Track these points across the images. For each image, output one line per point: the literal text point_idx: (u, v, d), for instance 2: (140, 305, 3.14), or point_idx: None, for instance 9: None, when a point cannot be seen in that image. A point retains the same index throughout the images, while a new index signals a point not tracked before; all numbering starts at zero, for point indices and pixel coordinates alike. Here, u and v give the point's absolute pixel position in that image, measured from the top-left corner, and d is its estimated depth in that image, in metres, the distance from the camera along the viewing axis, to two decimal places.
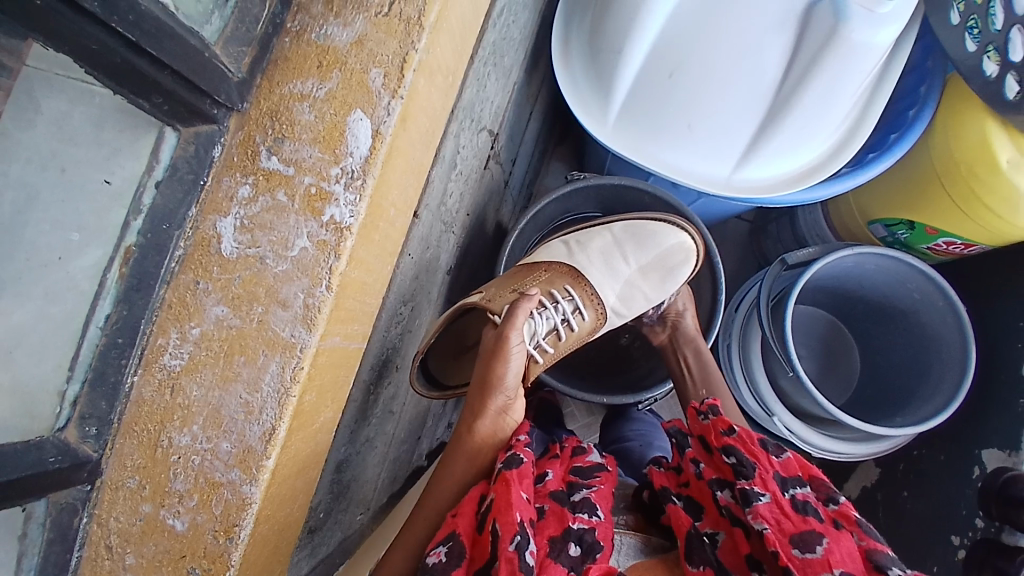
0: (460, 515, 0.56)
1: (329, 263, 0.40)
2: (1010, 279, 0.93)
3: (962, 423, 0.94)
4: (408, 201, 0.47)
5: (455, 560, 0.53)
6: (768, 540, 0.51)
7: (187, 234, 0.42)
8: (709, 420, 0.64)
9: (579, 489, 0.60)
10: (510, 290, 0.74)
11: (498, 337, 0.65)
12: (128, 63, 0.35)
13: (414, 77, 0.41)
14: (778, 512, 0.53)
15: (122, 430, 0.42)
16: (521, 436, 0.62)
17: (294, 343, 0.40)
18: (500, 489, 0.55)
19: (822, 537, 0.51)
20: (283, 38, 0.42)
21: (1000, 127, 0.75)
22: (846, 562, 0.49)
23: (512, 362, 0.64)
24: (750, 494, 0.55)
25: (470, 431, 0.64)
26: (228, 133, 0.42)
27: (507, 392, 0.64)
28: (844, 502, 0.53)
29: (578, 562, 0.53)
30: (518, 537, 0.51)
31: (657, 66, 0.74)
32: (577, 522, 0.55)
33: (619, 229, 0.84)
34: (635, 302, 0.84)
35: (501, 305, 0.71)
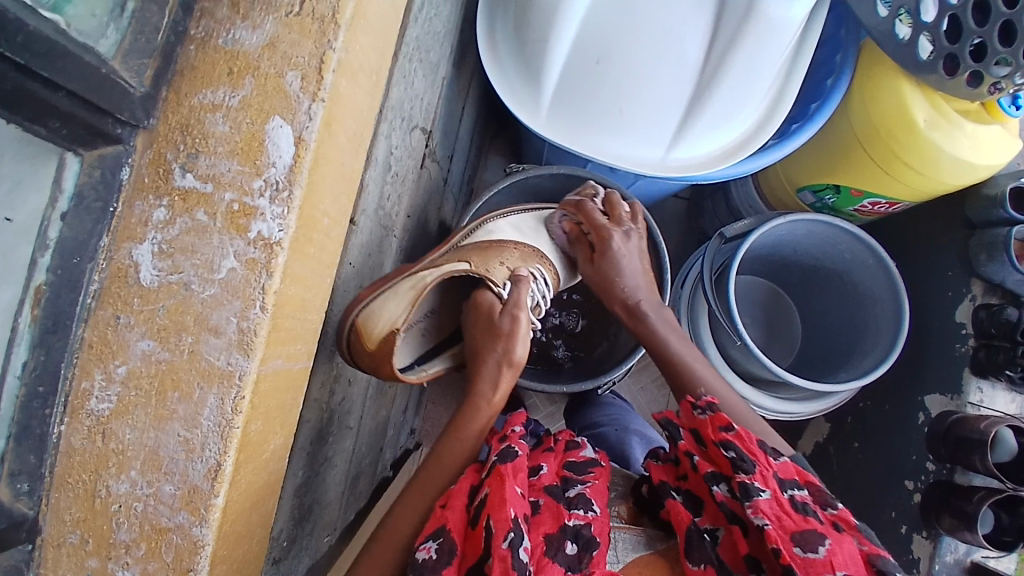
0: (450, 508, 0.55)
1: (262, 283, 0.37)
2: (936, 232, 0.97)
3: (904, 373, 0.98)
4: (343, 210, 0.45)
5: (446, 557, 0.52)
6: (769, 537, 0.51)
7: (101, 266, 0.38)
8: (705, 414, 0.62)
9: (574, 484, 0.60)
10: (497, 259, 0.73)
11: (513, 319, 0.67)
12: (23, 90, 0.31)
13: (335, 78, 0.39)
14: (778, 509, 0.53)
15: (56, 484, 0.38)
16: (515, 427, 0.62)
17: (232, 371, 0.37)
18: (495, 483, 0.54)
19: (824, 538, 0.51)
20: (188, 46, 0.39)
21: (914, 88, 0.78)
22: (848, 565, 0.50)
23: (522, 345, 0.67)
24: (751, 489, 0.54)
25: (490, 403, 0.65)
26: (136, 153, 0.39)
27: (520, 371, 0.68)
28: (842, 508, 0.54)
29: (575, 560, 0.53)
30: (511, 534, 0.50)
31: (584, 52, 0.73)
32: (573, 519, 0.55)
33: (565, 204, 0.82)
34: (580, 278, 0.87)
35: (498, 274, 0.71)
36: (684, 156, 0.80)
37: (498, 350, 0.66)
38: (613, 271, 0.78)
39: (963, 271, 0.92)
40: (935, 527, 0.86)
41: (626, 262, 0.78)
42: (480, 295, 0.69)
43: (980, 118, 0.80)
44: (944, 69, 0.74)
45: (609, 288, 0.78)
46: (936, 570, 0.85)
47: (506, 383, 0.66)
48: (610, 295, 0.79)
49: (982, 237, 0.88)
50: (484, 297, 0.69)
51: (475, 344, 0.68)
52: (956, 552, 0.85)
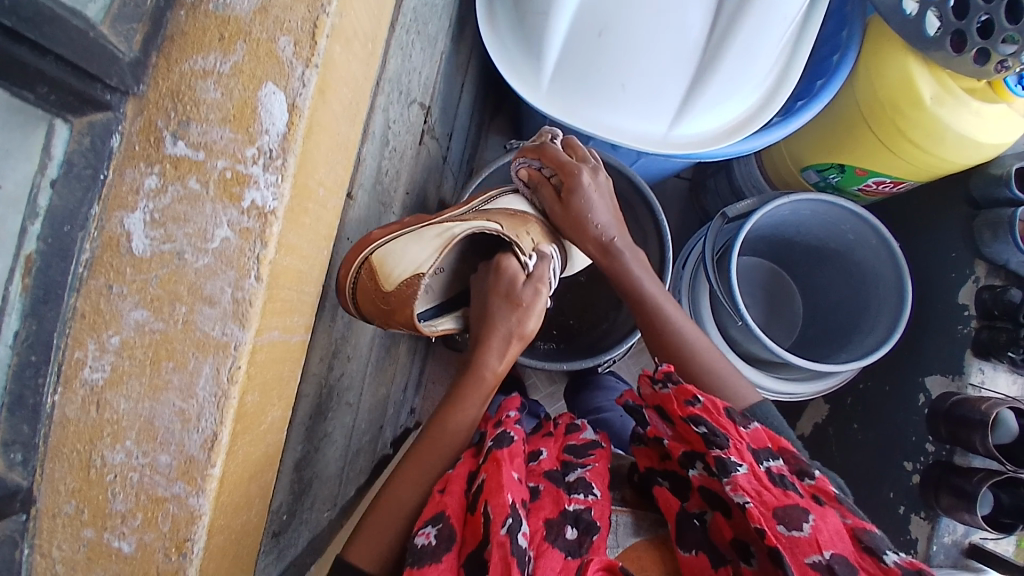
0: (449, 495, 0.56)
1: (256, 252, 0.37)
2: (940, 212, 0.96)
3: (904, 353, 0.98)
4: (337, 181, 0.44)
5: (445, 544, 0.53)
6: (752, 516, 0.50)
7: (92, 235, 0.38)
8: (668, 388, 0.61)
9: (573, 468, 0.62)
10: (523, 230, 0.73)
11: (535, 292, 0.69)
12: (8, 54, 0.30)
13: (328, 44, 0.38)
14: (757, 484, 0.53)
15: (51, 454, 0.38)
16: (511, 412, 0.63)
17: (227, 342, 0.37)
18: (491, 469, 0.55)
19: (807, 513, 0.51)
20: (178, 11, 0.38)
21: (921, 65, 0.77)
22: (834, 541, 0.49)
23: (534, 320, 0.69)
24: (728, 465, 0.54)
25: (497, 373, 0.67)
26: (127, 121, 0.38)
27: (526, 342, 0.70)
28: (818, 477, 0.55)
29: (575, 545, 0.53)
30: (509, 520, 0.50)
31: (586, 25, 0.72)
32: (572, 503, 0.56)
33: None
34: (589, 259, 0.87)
35: (525, 244, 0.72)
36: (688, 134, 0.79)
37: (512, 320, 0.67)
38: (585, 209, 0.77)
39: (966, 252, 0.92)
40: (933, 508, 0.87)
41: (595, 202, 0.77)
42: (505, 261, 0.68)
43: (985, 96, 0.78)
44: (951, 45, 0.72)
45: (583, 228, 0.78)
46: (933, 550, 0.86)
47: (510, 356, 0.68)
48: (585, 234, 0.78)
49: (986, 216, 0.88)
50: (506, 265, 0.68)
51: (487, 306, 0.69)
52: (954, 534, 0.86)
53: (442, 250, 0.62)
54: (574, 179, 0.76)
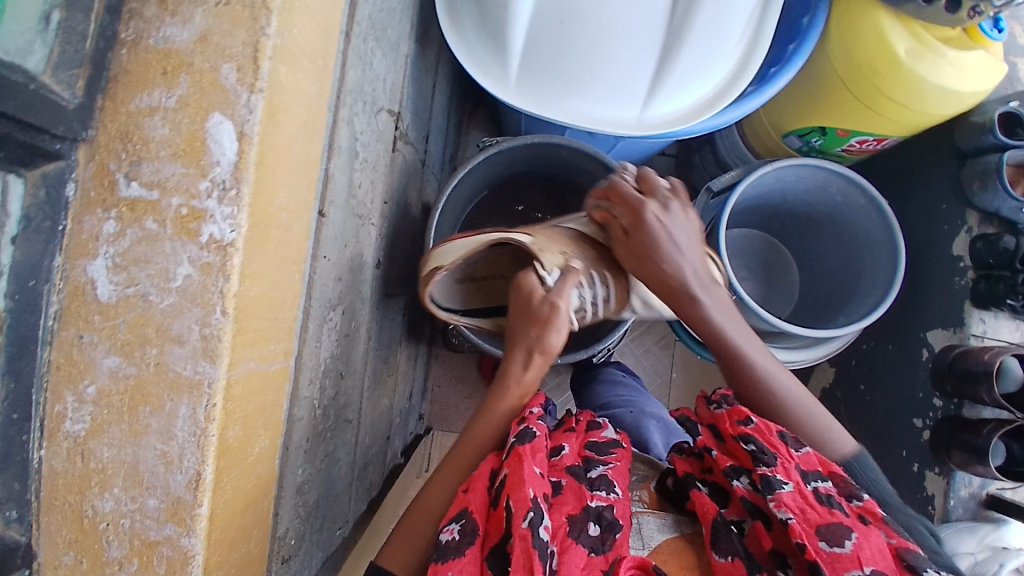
0: (472, 491, 0.54)
1: (220, 286, 0.36)
2: (927, 165, 0.95)
3: (904, 310, 0.97)
4: (301, 203, 0.44)
5: (468, 538, 0.51)
6: (793, 531, 0.48)
7: (58, 286, 0.37)
8: (723, 407, 0.59)
9: (595, 464, 0.59)
10: (558, 248, 0.68)
11: (551, 308, 0.63)
12: None
13: (272, 66, 0.37)
14: (802, 502, 0.49)
15: (44, 508, 0.38)
16: (535, 409, 0.61)
17: (200, 380, 0.36)
18: (513, 464, 0.53)
19: (851, 531, 0.47)
20: (119, 50, 0.37)
21: (894, 19, 0.76)
22: (877, 558, 0.46)
23: (559, 333, 0.64)
24: (773, 482, 0.50)
25: (518, 380, 0.64)
26: (79, 167, 0.37)
27: (554, 357, 0.65)
28: (867, 498, 0.50)
29: (598, 542, 0.52)
30: (531, 513, 0.49)
31: (546, 14, 0.71)
32: (595, 500, 0.54)
33: None
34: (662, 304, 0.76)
35: (548, 260, 0.66)
36: (664, 113, 0.77)
37: (530, 334, 0.63)
38: (652, 243, 0.65)
39: (957, 203, 0.90)
40: (946, 462, 0.85)
41: (665, 237, 0.65)
42: (522, 278, 0.64)
43: (962, 44, 0.77)
44: None
45: (649, 263, 0.66)
46: (951, 505, 0.84)
47: (541, 364, 0.64)
48: (650, 284, 0.67)
49: (973, 166, 0.86)
50: (523, 285, 0.64)
51: (512, 324, 0.65)
52: (971, 486, 0.84)
53: (466, 252, 0.67)
54: (640, 212, 0.66)
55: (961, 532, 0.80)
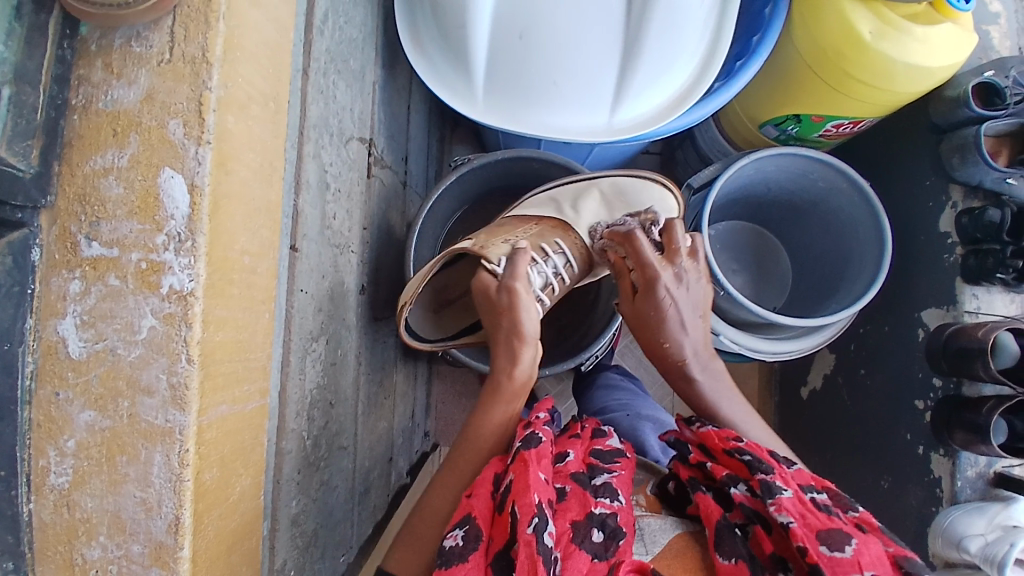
0: (476, 496, 0.53)
1: (183, 335, 0.38)
2: (908, 143, 0.94)
3: (896, 289, 0.96)
4: (264, 245, 0.45)
5: (472, 543, 0.50)
6: (795, 534, 0.48)
7: (31, 346, 0.39)
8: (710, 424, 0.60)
9: (600, 472, 0.57)
10: (500, 240, 0.70)
11: (509, 293, 0.62)
12: None
13: (217, 117, 0.39)
14: (802, 507, 0.50)
15: (37, 559, 0.39)
16: (540, 415, 0.60)
17: (171, 428, 0.38)
18: (518, 469, 0.52)
19: (850, 537, 0.47)
20: (71, 116, 0.39)
21: (855, 2, 0.76)
22: (876, 565, 0.46)
23: (527, 309, 0.62)
24: (773, 487, 0.51)
25: (510, 375, 0.62)
26: (43, 233, 0.39)
27: (537, 340, 0.64)
28: (863, 510, 0.51)
29: (601, 549, 0.51)
30: (535, 519, 0.48)
31: (506, 28, 0.72)
32: (599, 507, 0.53)
33: (607, 187, 0.79)
34: None
35: (495, 253, 0.67)
36: (632, 117, 0.78)
37: (503, 325, 0.62)
38: (655, 314, 0.65)
39: (940, 179, 0.89)
40: (949, 444, 0.84)
41: (672, 312, 0.65)
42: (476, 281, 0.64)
43: (929, 19, 0.75)
44: None
45: (650, 334, 0.67)
46: (959, 487, 0.83)
47: (530, 343, 0.63)
48: (646, 344, 0.68)
49: (952, 140, 0.85)
50: (484, 281, 0.64)
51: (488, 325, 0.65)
52: (977, 466, 0.83)
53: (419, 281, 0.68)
54: (652, 281, 0.64)
55: (971, 514, 0.79)
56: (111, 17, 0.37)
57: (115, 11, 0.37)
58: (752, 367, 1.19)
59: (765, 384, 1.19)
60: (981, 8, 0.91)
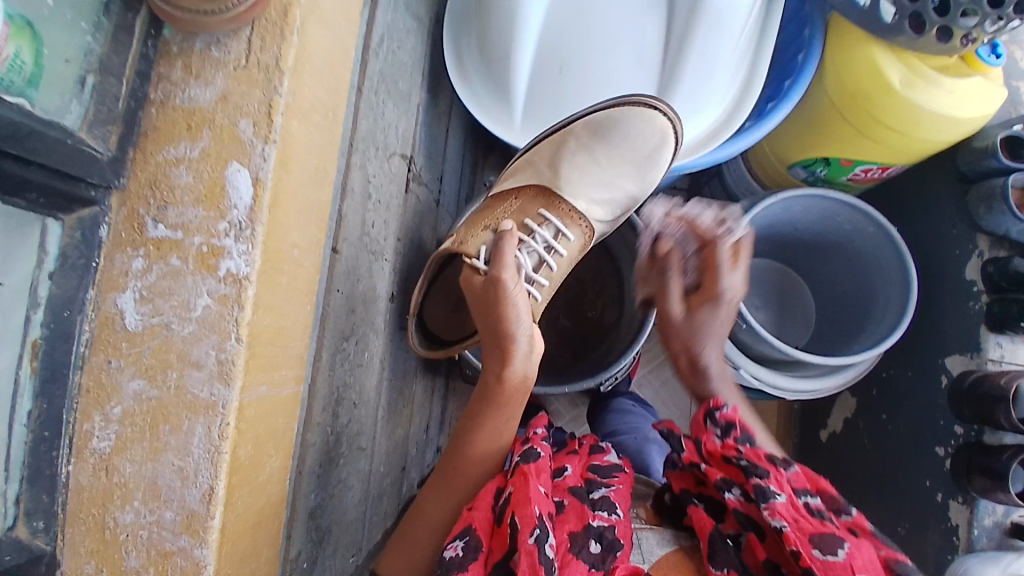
0: (476, 508, 0.54)
1: (235, 315, 0.40)
2: (937, 193, 0.95)
3: (920, 337, 0.96)
4: (312, 242, 0.48)
5: (472, 553, 0.51)
6: (788, 539, 0.48)
7: (91, 316, 0.42)
8: (725, 433, 0.57)
9: (597, 486, 0.57)
10: (480, 229, 0.67)
11: (495, 286, 0.57)
12: None
13: (284, 120, 0.42)
14: (795, 512, 0.50)
15: (69, 521, 0.42)
16: (538, 430, 0.61)
17: (215, 402, 0.40)
18: (519, 483, 0.53)
19: (843, 541, 0.48)
20: (149, 109, 0.43)
21: (886, 51, 0.77)
22: (869, 569, 0.46)
23: (518, 299, 0.58)
24: (767, 492, 0.51)
25: (499, 379, 0.59)
26: (112, 212, 0.42)
27: (525, 334, 0.58)
28: (855, 513, 0.53)
29: (599, 560, 0.51)
30: (537, 530, 0.49)
31: (547, 64, 0.77)
32: (597, 519, 0.53)
33: (583, 132, 0.71)
34: (619, 202, 0.73)
35: (474, 245, 0.65)
36: None
37: (489, 324, 0.58)
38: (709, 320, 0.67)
39: (967, 228, 0.90)
40: (969, 490, 0.83)
41: (723, 322, 0.67)
42: (466, 277, 0.62)
43: (960, 72, 0.78)
44: (910, 28, 0.72)
45: (693, 341, 0.67)
46: (975, 534, 0.81)
47: (521, 337, 0.58)
48: (673, 336, 0.69)
49: (979, 189, 0.86)
50: (471, 276, 0.62)
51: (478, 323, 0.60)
52: (994, 515, 0.82)
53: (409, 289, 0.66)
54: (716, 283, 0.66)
55: (986, 561, 0.77)
56: (196, 23, 0.41)
57: (201, 18, 0.40)
58: (770, 409, 1.18)
59: (785, 426, 1.18)
60: (1012, 65, 0.93)
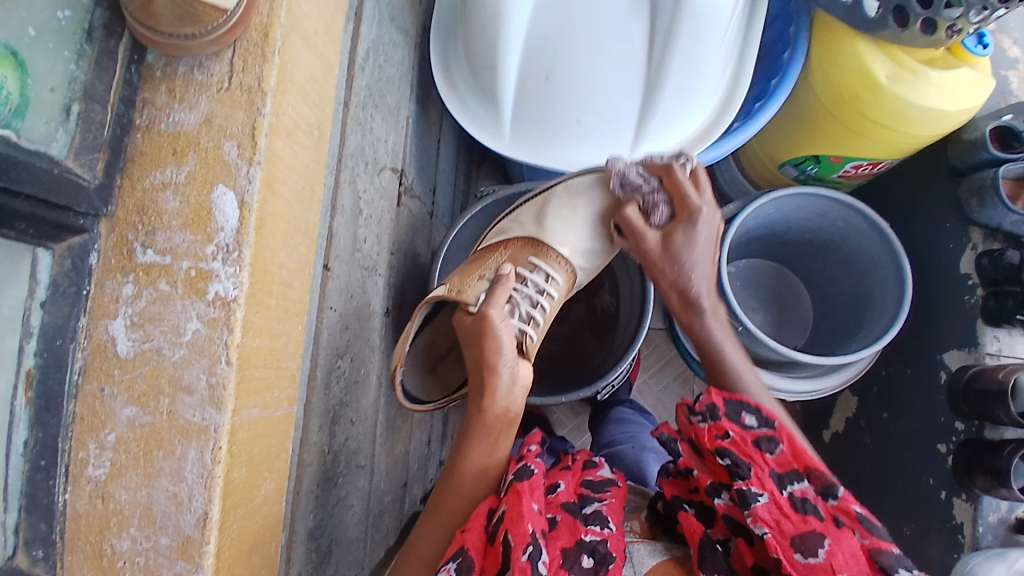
0: (469, 529, 0.53)
1: (225, 338, 0.40)
2: (927, 188, 0.96)
3: (917, 332, 0.96)
4: (302, 261, 0.48)
5: (465, 575, 0.51)
6: (769, 546, 0.49)
7: (82, 343, 0.42)
8: (704, 422, 0.55)
9: (591, 501, 0.57)
10: (476, 277, 0.70)
11: (481, 320, 0.61)
12: None
13: (269, 141, 0.42)
14: (778, 513, 0.50)
15: (67, 548, 0.41)
16: (532, 445, 0.60)
17: (207, 426, 0.40)
18: (512, 500, 0.52)
19: (823, 539, 0.48)
20: (134, 134, 0.43)
21: (871, 46, 0.78)
22: (849, 564, 0.47)
23: (502, 336, 0.61)
24: (748, 496, 0.51)
25: (481, 411, 0.61)
26: (101, 239, 0.42)
27: (513, 362, 0.62)
28: (844, 495, 0.50)
29: (591, 575, 0.51)
30: (530, 547, 0.49)
31: (534, 70, 0.76)
32: (589, 534, 0.53)
33: (560, 188, 0.76)
34: (600, 249, 0.77)
35: (472, 294, 0.67)
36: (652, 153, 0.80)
37: (476, 356, 0.62)
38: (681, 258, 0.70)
39: (959, 222, 0.90)
40: (971, 487, 0.82)
41: (700, 247, 0.71)
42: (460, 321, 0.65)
43: (948, 63, 0.78)
44: (894, 22, 0.73)
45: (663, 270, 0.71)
46: (981, 532, 0.81)
47: (505, 369, 0.61)
48: (659, 273, 0.71)
49: (970, 182, 0.86)
50: (464, 317, 0.65)
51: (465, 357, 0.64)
52: (999, 511, 0.81)
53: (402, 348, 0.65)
54: (688, 210, 0.70)
55: (992, 558, 0.77)
56: (178, 47, 0.41)
57: (182, 41, 0.41)
58: None
59: None
60: (997, 57, 0.93)
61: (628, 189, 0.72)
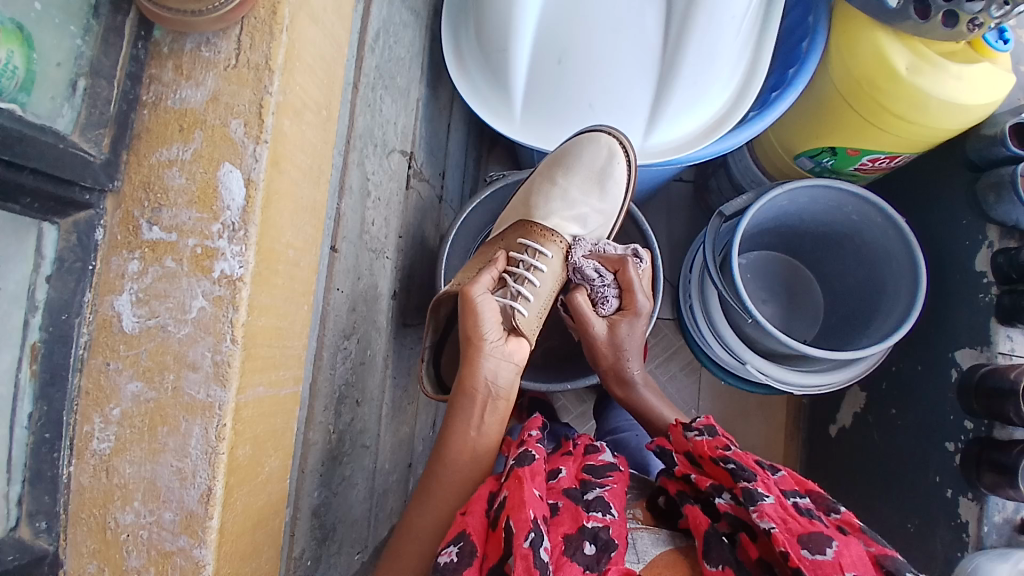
0: (470, 514, 0.54)
1: (229, 317, 0.40)
2: (945, 182, 0.94)
3: (928, 328, 0.94)
4: (309, 241, 0.48)
5: (467, 559, 0.50)
6: (776, 540, 0.48)
7: (88, 319, 0.42)
8: (702, 436, 0.59)
9: (592, 487, 0.57)
10: (474, 269, 0.76)
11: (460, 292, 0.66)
12: None
13: (275, 119, 0.42)
14: (783, 512, 0.50)
15: (72, 520, 0.42)
16: (533, 432, 0.61)
17: (212, 403, 0.40)
18: (513, 486, 0.53)
19: (831, 539, 0.48)
20: (141, 111, 0.43)
21: (892, 37, 0.76)
22: (857, 565, 0.46)
23: (483, 305, 0.65)
24: (754, 495, 0.52)
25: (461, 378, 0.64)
26: (108, 215, 0.42)
27: (490, 329, 0.65)
28: (844, 511, 0.52)
29: (594, 561, 0.50)
30: (532, 533, 0.48)
31: (547, 52, 0.75)
32: (590, 520, 0.52)
33: (543, 168, 0.82)
34: (589, 219, 0.81)
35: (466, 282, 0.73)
36: (664, 141, 0.78)
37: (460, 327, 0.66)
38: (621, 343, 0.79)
39: (976, 218, 0.88)
40: (978, 486, 0.82)
41: (639, 336, 0.79)
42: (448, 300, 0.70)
43: (967, 56, 0.76)
44: (916, 13, 0.71)
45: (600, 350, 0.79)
46: (985, 531, 0.81)
47: (482, 334, 0.65)
48: (600, 356, 0.79)
49: (988, 178, 0.85)
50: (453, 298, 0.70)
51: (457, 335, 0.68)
52: (1004, 511, 0.81)
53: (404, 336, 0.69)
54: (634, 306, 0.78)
55: (995, 558, 0.77)
56: (184, 23, 0.41)
57: (188, 18, 0.40)
58: (779, 401, 1.17)
59: (793, 420, 1.17)
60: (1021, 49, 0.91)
61: (580, 277, 0.78)
